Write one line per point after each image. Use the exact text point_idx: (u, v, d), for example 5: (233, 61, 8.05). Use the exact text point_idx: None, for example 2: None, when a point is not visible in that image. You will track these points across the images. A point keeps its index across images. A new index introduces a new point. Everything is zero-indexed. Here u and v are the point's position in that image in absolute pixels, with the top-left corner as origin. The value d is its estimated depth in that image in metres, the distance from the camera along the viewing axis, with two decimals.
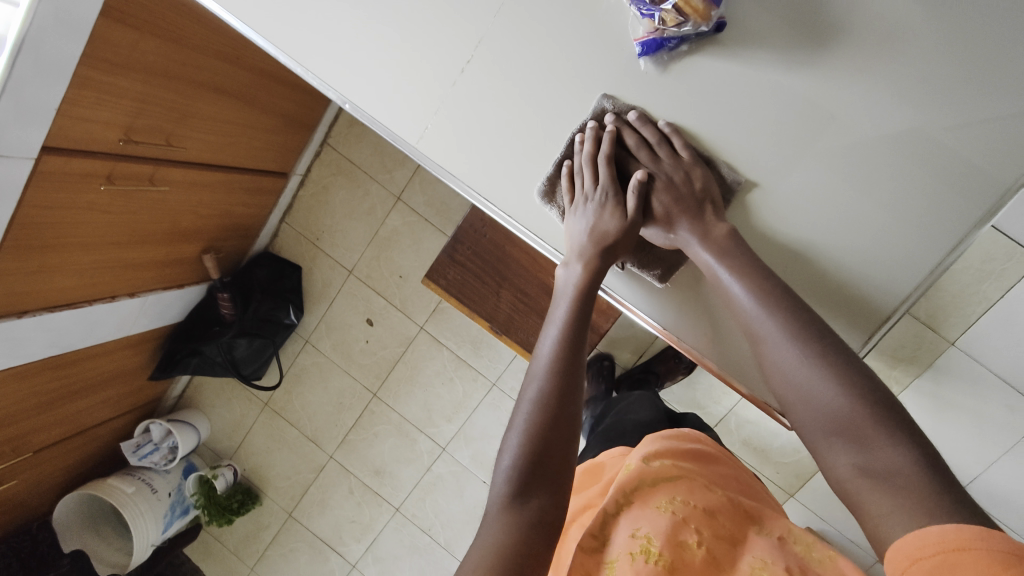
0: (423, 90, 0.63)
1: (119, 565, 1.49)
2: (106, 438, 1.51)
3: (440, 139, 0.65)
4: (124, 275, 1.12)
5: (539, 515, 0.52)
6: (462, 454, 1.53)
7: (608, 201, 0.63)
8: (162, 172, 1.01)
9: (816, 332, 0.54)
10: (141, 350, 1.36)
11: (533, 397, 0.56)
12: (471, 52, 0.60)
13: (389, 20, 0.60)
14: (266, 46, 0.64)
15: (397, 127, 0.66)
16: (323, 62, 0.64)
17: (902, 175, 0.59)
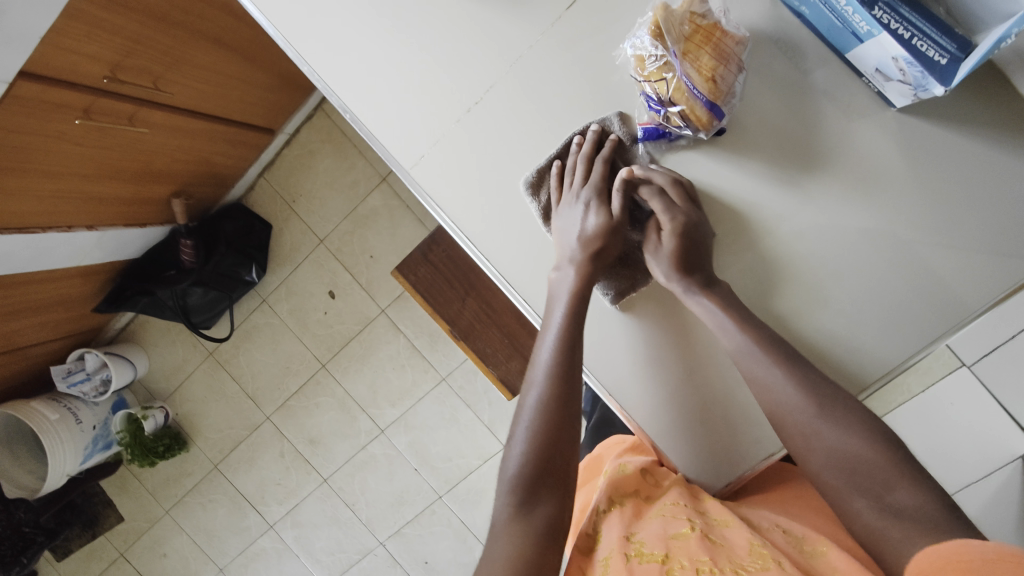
0: (427, 117, 0.61)
1: (30, 489, 1.47)
2: (36, 361, 1.46)
3: (436, 170, 0.62)
4: (85, 207, 1.07)
5: (546, 519, 0.56)
6: (399, 440, 1.55)
7: (599, 208, 0.60)
8: (144, 114, 0.97)
9: (816, 378, 0.57)
10: (90, 281, 1.32)
11: (533, 405, 0.59)
12: (481, 94, 0.59)
13: (410, 43, 0.59)
14: (275, 36, 0.62)
15: (392, 147, 0.62)
16: (330, 67, 0.61)
17: (887, 282, 0.59)
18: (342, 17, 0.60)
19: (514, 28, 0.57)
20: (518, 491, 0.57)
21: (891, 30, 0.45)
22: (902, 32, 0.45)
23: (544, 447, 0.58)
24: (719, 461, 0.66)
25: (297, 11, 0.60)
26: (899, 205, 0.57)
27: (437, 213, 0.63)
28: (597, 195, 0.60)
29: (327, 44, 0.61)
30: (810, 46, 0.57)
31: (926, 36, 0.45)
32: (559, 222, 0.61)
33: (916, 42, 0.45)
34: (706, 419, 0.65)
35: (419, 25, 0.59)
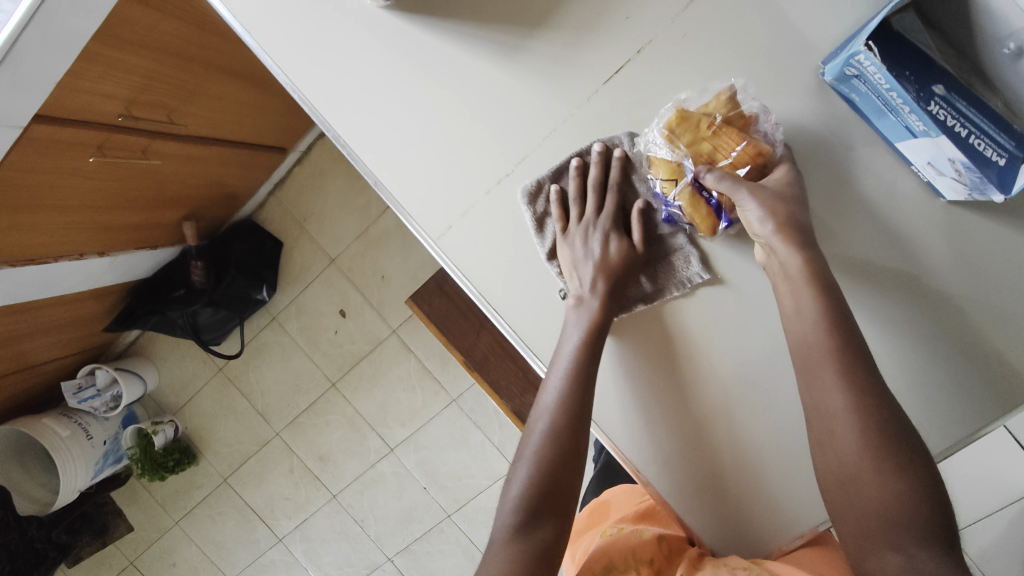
0: (454, 187, 0.58)
1: (41, 502, 1.47)
2: (47, 376, 1.46)
3: (465, 241, 0.59)
4: (98, 235, 1.06)
5: (544, 549, 0.52)
6: (409, 459, 1.55)
7: (608, 234, 0.57)
8: (157, 146, 0.95)
9: (889, 415, 0.48)
10: (100, 300, 1.31)
11: (543, 430, 0.56)
12: (512, 165, 0.56)
13: (438, 110, 0.56)
14: (294, 92, 0.58)
15: (418, 215, 0.59)
16: (352, 129, 0.58)
17: (953, 331, 0.54)
18: (366, 82, 0.56)
19: (549, 98, 0.55)
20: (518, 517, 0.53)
21: (950, 128, 0.44)
22: (961, 130, 0.44)
23: (549, 477, 0.55)
24: (742, 540, 0.64)
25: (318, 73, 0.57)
26: (938, 291, 0.54)
27: (464, 286, 0.60)
28: (609, 222, 0.58)
29: (350, 109, 0.57)
30: (851, 123, 0.54)
31: (986, 134, 0.44)
32: (568, 245, 0.57)
33: (975, 141, 0.44)
34: (729, 494, 0.63)
35: (448, 93, 0.55)
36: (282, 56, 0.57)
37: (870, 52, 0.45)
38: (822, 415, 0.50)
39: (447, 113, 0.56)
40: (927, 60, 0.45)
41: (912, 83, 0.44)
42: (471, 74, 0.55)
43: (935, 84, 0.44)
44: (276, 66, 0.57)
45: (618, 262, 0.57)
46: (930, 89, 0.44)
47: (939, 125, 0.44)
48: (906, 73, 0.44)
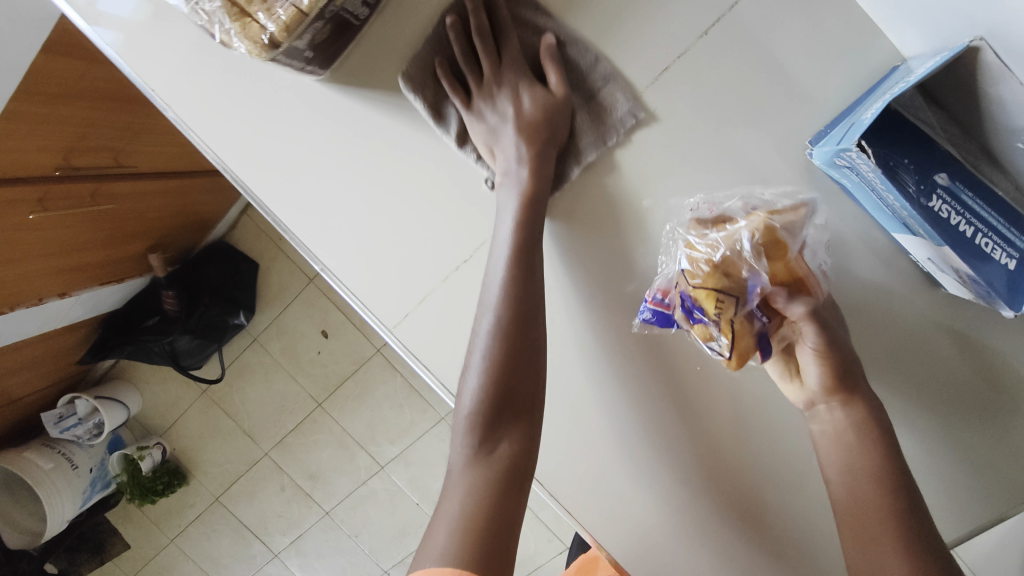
0: (409, 275, 0.56)
1: (32, 533, 1.44)
2: (25, 409, 1.42)
3: (421, 331, 0.57)
4: (57, 278, 1.01)
5: (510, 459, 0.50)
6: (400, 476, 1.53)
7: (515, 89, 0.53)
8: (106, 188, 0.88)
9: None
10: (70, 334, 1.27)
11: (488, 331, 0.51)
12: (468, 253, 0.55)
13: (391, 199, 0.55)
14: (239, 185, 0.57)
15: (373, 305, 0.58)
16: (301, 221, 0.56)
17: (973, 420, 0.56)
18: (314, 173, 0.55)
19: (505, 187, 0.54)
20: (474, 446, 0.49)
21: (955, 225, 0.39)
22: (965, 228, 0.40)
23: (502, 372, 0.50)
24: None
25: (263, 165, 0.55)
26: (949, 386, 0.56)
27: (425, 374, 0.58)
28: (514, 76, 0.53)
29: (297, 201, 0.56)
30: (824, 219, 0.54)
31: (991, 230, 0.40)
32: (478, 119, 0.53)
33: (982, 238, 0.40)
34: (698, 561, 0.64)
35: (401, 180, 0.55)
36: (224, 148, 0.55)
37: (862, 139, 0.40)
38: (842, 502, 0.51)
39: (401, 203, 0.55)
40: (923, 147, 0.41)
41: (913, 174, 0.39)
42: (425, 162, 0.54)
43: (936, 174, 0.40)
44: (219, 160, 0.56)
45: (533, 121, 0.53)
46: (930, 180, 0.40)
47: (945, 222, 0.39)
48: (905, 161, 0.40)
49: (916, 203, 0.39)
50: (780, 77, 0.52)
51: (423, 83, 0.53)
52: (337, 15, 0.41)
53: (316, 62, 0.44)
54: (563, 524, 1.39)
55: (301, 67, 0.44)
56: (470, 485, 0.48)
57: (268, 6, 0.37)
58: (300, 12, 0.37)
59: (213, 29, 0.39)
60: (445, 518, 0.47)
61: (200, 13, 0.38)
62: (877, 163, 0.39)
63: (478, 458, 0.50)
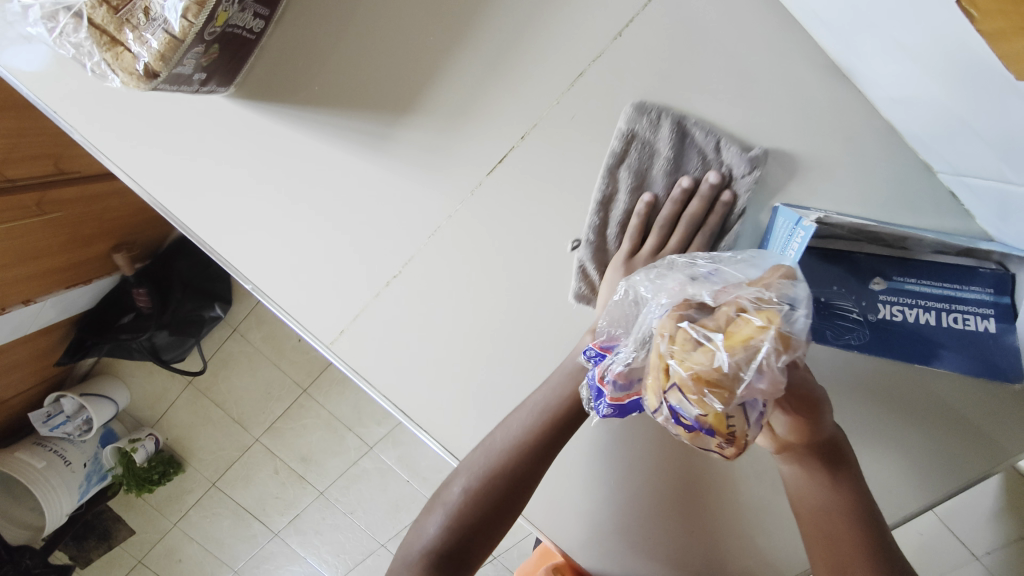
0: (341, 290, 0.56)
1: (36, 527, 1.49)
2: (12, 409, 1.44)
3: (360, 343, 0.58)
4: (16, 287, 0.99)
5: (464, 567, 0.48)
6: (389, 455, 1.57)
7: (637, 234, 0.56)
8: (52, 195, 0.86)
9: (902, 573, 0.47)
10: (45, 336, 1.26)
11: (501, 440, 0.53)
12: (396, 270, 0.56)
13: (315, 219, 0.54)
14: (159, 207, 0.55)
15: (310, 322, 0.58)
16: (230, 242, 0.55)
17: (892, 420, 0.62)
18: (234, 195, 0.53)
19: (432, 194, 0.53)
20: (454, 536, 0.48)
21: (913, 319, 0.48)
22: (925, 315, 0.47)
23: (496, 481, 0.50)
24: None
25: (183, 187, 0.54)
26: (874, 386, 0.61)
27: (365, 386, 0.60)
28: None
29: (220, 224, 0.55)
30: None
31: (955, 306, 0.46)
32: None
33: (948, 317, 0.47)
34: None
35: (325, 197, 0.53)
36: (140, 167, 0.53)
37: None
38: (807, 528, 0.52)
39: (324, 220, 0.54)
40: (845, 268, 0.49)
41: (850, 297, 0.49)
42: (348, 179, 0.52)
43: (871, 282, 0.48)
44: (136, 182, 0.54)
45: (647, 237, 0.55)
46: (869, 290, 0.48)
47: (900, 318, 0.48)
48: (837, 288, 0.49)
49: (865, 324, 0.49)
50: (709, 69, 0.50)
51: (333, 94, 0.50)
52: (224, 34, 0.40)
53: (214, 80, 0.44)
54: None
55: (199, 87, 0.44)
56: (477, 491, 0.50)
57: (138, 33, 0.37)
58: (173, 38, 0.37)
59: (91, 63, 0.40)
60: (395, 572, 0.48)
61: (67, 45, 0.39)
62: (813, 319, 0.49)
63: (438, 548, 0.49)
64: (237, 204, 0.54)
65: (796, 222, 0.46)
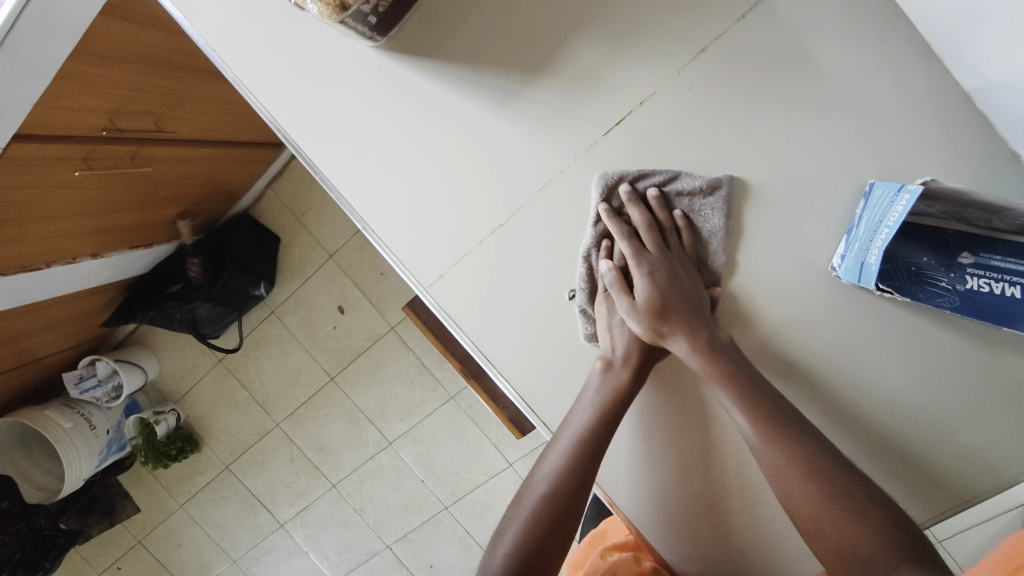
0: (449, 234, 0.61)
1: (49, 490, 1.49)
2: (50, 367, 1.47)
3: (458, 289, 0.62)
4: (89, 239, 1.04)
5: None
6: (407, 452, 1.57)
7: (675, 267, 0.59)
8: (146, 151, 0.93)
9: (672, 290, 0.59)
10: (99, 296, 1.30)
11: (524, 516, 0.56)
12: (504, 218, 0.60)
13: (432, 168, 0.59)
14: (290, 143, 0.60)
15: (413, 265, 0.62)
16: (351, 183, 0.60)
17: None
18: (364, 137, 0.59)
19: (545, 152, 0.58)
20: (523, 544, 0.55)
21: (1000, 292, 0.51)
22: (1012, 289, 0.51)
23: (533, 545, 0.55)
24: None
25: (316, 128, 0.59)
26: None
27: (457, 330, 0.63)
28: None
29: (346, 162, 0.60)
30: None
31: None
32: None
33: None
34: (700, 530, 0.65)
35: (446, 147, 0.58)
36: (278, 106, 0.59)
37: (883, 274, 0.55)
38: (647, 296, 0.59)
39: (442, 168, 0.59)
40: (937, 241, 0.55)
41: (940, 268, 0.54)
42: (470, 132, 0.58)
43: (959, 255, 0.53)
44: (274, 117, 0.59)
45: (654, 311, 0.58)
46: (957, 263, 0.54)
47: (988, 290, 0.52)
48: (926, 259, 0.55)
49: (955, 293, 0.54)
50: (811, 60, 0.55)
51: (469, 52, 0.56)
52: None
53: (378, 28, 0.52)
54: None
55: (364, 32, 0.52)
56: None
57: None
58: None
59: None
60: None
61: None
62: (910, 286, 0.55)
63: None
64: (363, 147, 0.59)
65: (898, 190, 0.50)
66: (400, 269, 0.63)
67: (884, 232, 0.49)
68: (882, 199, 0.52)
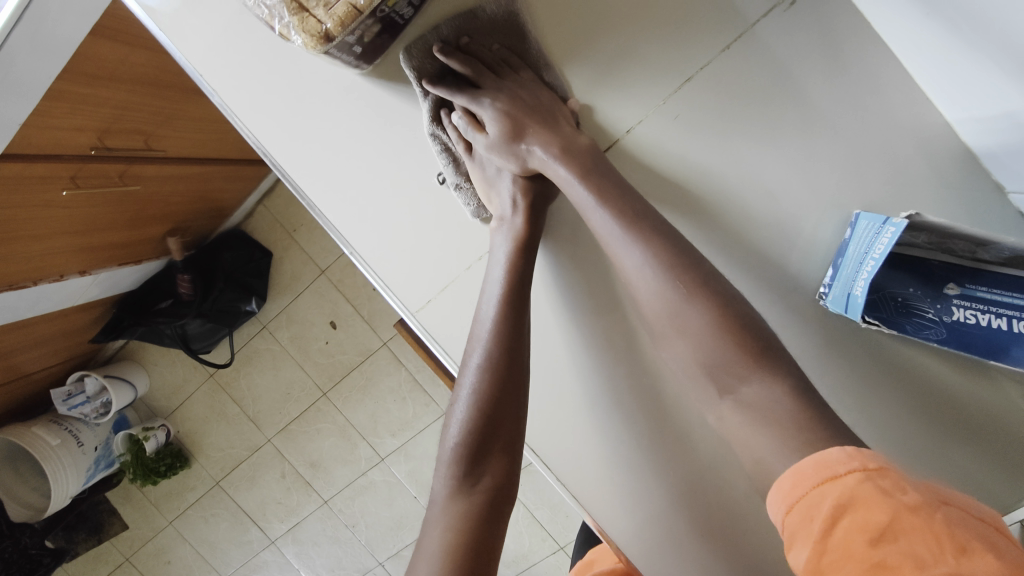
0: (438, 259, 0.61)
1: (35, 508, 1.47)
2: (38, 383, 1.46)
3: (446, 315, 0.62)
4: (76, 257, 1.03)
5: (488, 498, 0.54)
6: (399, 468, 1.55)
7: (517, 90, 0.58)
8: (135, 170, 0.92)
9: (652, 229, 0.52)
10: (87, 313, 1.29)
11: (460, 418, 0.56)
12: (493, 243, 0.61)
13: (423, 193, 0.60)
14: (276, 168, 0.60)
15: (401, 290, 0.62)
16: (339, 208, 0.60)
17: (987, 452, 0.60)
18: (354, 163, 0.59)
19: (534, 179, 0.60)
20: (466, 446, 0.55)
21: (987, 324, 0.51)
22: (999, 321, 0.51)
23: (476, 445, 0.55)
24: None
25: (304, 153, 0.59)
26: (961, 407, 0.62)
27: (444, 356, 0.62)
28: None
29: (334, 187, 0.60)
30: None
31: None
32: None
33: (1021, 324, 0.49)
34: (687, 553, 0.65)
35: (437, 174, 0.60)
36: (266, 130, 0.59)
37: (870, 305, 0.56)
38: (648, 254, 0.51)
39: (432, 194, 0.60)
40: (923, 272, 0.55)
41: (926, 299, 0.54)
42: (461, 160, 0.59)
43: (945, 287, 0.53)
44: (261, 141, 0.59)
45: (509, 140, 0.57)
46: (944, 294, 0.54)
47: (974, 322, 0.52)
48: (912, 289, 0.55)
49: (941, 324, 0.54)
50: (794, 88, 0.57)
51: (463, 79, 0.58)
52: (386, 17, 0.48)
53: (363, 57, 0.52)
54: (558, 524, 1.46)
55: (349, 61, 0.52)
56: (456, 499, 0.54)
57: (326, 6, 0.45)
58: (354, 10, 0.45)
59: (274, 23, 0.48)
60: (438, 527, 0.53)
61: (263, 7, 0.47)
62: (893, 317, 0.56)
63: (463, 487, 0.54)
64: (352, 173, 0.59)
65: (882, 223, 0.50)
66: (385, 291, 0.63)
67: (868, 271, 0.50)
68: (867, 232, 0.52)
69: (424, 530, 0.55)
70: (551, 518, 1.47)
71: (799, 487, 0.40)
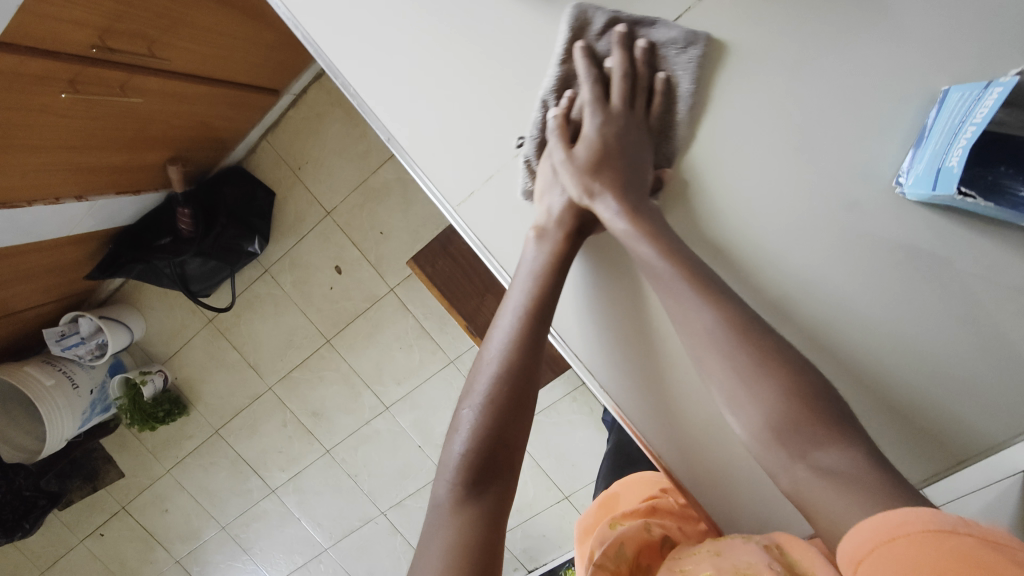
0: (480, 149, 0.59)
1: (29, 451, 1.43)
2: (29, 322, 1.40)
3: (487, 209, 0.60)
4: (72, 178, 0.98)
5: (492, 512, 0.49)
6: (404, 417, 1.53)
7: (631, 124, 0.55)
8: (136, 81, 0.87)
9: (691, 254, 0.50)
10: (82, 247, 1.24)
11: (469, 426, 0.52)
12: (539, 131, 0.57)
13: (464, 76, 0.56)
14: (317, 54, 0.59)
15: (442, 184, 0.61)
16: (379, 95, 0.59)
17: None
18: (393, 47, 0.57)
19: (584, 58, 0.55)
20: (474, 455, 0.50)
21: None
22: None
23: (485, 457, 0.51)
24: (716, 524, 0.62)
25: (343, 38, 0.58)
26: None
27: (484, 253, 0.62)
28: None
29: (374, 73, 0.59)
30: None
31: None
32: None
33: None
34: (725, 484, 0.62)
35: (477, 53, 0.56)
36: (306, 15, 0.58)
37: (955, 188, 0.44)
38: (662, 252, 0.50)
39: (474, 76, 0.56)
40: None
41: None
42: (505, 36, 0.55)
43: None
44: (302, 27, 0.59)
45: (592, 164, 0.54)
46: None
47: None
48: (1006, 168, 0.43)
49: None
50: None
51: None
52: None
53: None
54: (564, 474, 1.47)
55: None
56: (458, 511, 0.49)
57: None
58: None
59: None
60: (439, 544, 0.48)
61: None
62: (986, 199, 0.43)
63: (465, 500, 0.50)
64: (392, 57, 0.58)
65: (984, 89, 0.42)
66: (425, 184, 0.62)
67: (973, 125, 0.39)
68: (968, 99, 0.43)
69: (420, 548, 0.49)
70: (557, 468, 1.47)
71: (903, 531, 0.34)
